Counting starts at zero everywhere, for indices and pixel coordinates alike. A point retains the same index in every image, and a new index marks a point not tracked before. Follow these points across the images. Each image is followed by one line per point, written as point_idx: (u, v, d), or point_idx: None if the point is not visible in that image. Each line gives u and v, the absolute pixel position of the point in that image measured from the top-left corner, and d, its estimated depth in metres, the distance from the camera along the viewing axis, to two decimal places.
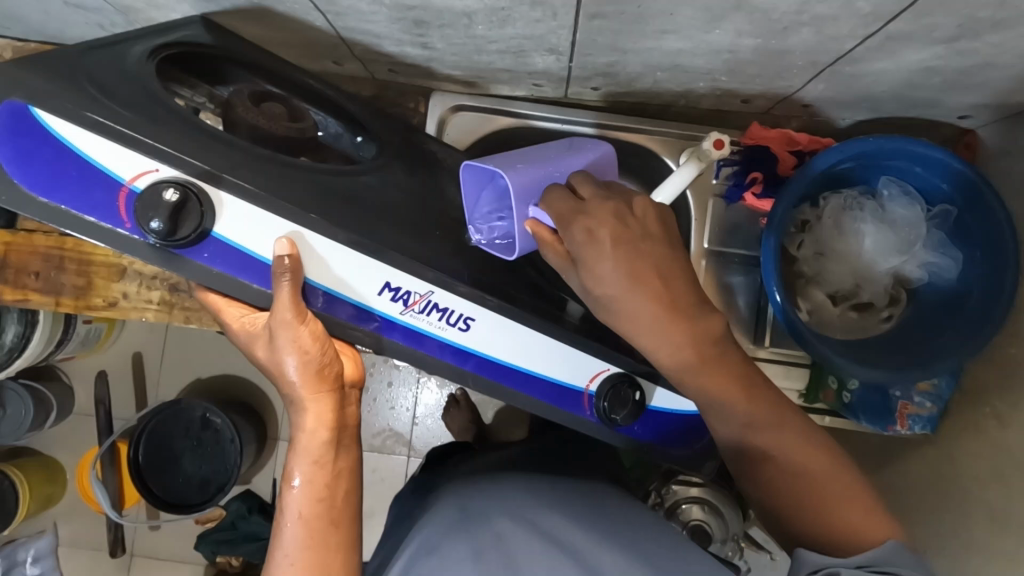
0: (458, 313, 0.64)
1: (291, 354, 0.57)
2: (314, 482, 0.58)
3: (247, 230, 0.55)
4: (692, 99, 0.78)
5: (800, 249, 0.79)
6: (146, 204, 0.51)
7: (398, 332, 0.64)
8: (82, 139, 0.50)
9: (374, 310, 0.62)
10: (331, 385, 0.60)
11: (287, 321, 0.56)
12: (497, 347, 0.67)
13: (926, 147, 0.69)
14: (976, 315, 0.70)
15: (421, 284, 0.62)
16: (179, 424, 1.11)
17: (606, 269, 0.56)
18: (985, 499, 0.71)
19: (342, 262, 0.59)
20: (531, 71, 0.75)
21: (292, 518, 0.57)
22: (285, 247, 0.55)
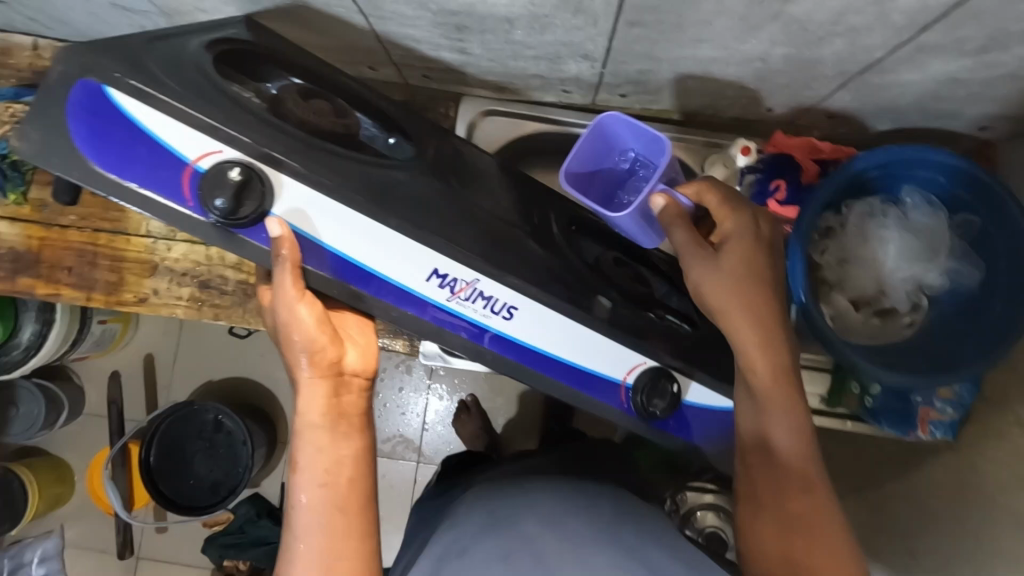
0: (502, 301, 0.61)
1: (295, 329, 0.55)
2: (318, 469, 0.53)
3: (308, 214, 0.54)
4: (718, 108, 0.76)
5: (823, 255, 0.76)
6: (212, 181, 0.50)
7: (444, 320, 0.60)
8: (153, 117, 0.49)
9: (418, 296, 0.59)
10: (333, 365, 0.56)
11: (289, 298, 0.54)
12: (539, 333, 0.63)
13: (947, 156, 0.67)
14: (999, 325, 0.67)
15: (467, 271, 0.59)
16: (194, 424, 1.38)
17: (737, 252, 0.59)
18: (1011, 507, 0.66)
19: (388, 247, 0.56)
20: (563, 77, 0.72)
21: (299, 505, 0.52)
22: (278, 228, 0.52)
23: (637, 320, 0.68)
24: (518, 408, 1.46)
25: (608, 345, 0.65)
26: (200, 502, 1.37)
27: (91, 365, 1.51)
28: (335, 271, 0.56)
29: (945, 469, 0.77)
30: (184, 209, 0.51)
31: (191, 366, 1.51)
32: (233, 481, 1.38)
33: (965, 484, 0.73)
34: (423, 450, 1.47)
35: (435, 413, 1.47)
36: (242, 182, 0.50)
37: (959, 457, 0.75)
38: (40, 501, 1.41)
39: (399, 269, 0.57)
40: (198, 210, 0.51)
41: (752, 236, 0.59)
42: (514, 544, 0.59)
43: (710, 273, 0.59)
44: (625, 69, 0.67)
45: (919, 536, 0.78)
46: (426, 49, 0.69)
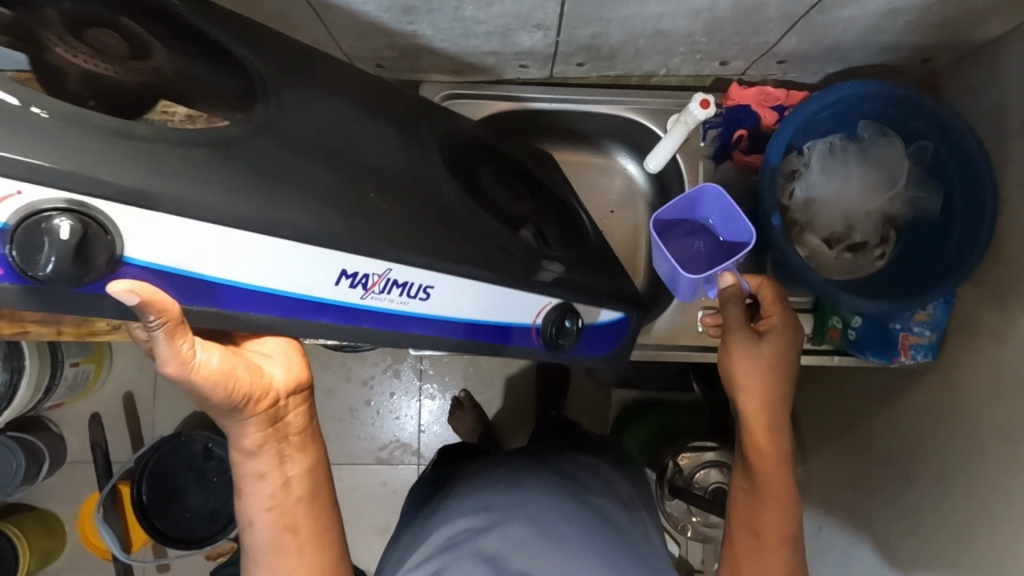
0: (418, 284, 0.54)
1: (207, 390, 0.44)
2: (262, 495, 0.52)
3: (176, 246, 0.40)
4: (672, 67, 0.77)
5: (792, 198, 0.77)
6: (23, 244, 0.34)
7: (362, 318, 0.53)
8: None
9: (324, 303, 0.50)
10: (263, 411, 0.49)
11: (182, 359, 0.42)
12: (467, 303, 0.60)
13: (897, 89, 0.70)
14: (961, 243, 0.69)
15: (379, 263, 0.50)
16: (182, 455, 1.35)
17: (781, 343, 0.66)
18: (993, 413, 0.68)
19: (268, 263, 0.45)
20: (517, 51, 0.72)
21: (250, 523, 0.53)
22: (133, 297, 0.37)
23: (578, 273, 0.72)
24: (511, 397, 1.46)
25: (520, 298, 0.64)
26: (199, 533, 1.34)
27: (67, 411, 1.46)
28: (218, 304, 0.44)
29: (929, 389, 0.79)
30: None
31: (173, 398, 1.47)
32: (231, 508, 1.35)
33: (949, 402, 0.76)
34: (421, 452, 1.45)
35: (428, 413, 1.46)
36: (73, 237, 0.34)
37: (940, 378, 0.77)
38: (31, 557, 1.36)
39: (304, 278, 0.47)
40: (15, 277, 0.36)
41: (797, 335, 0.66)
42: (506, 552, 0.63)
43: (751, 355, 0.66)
44: (577, 35, 0.68)
45: (911, 459, 0.80)
46: (377, 37, 0.68)
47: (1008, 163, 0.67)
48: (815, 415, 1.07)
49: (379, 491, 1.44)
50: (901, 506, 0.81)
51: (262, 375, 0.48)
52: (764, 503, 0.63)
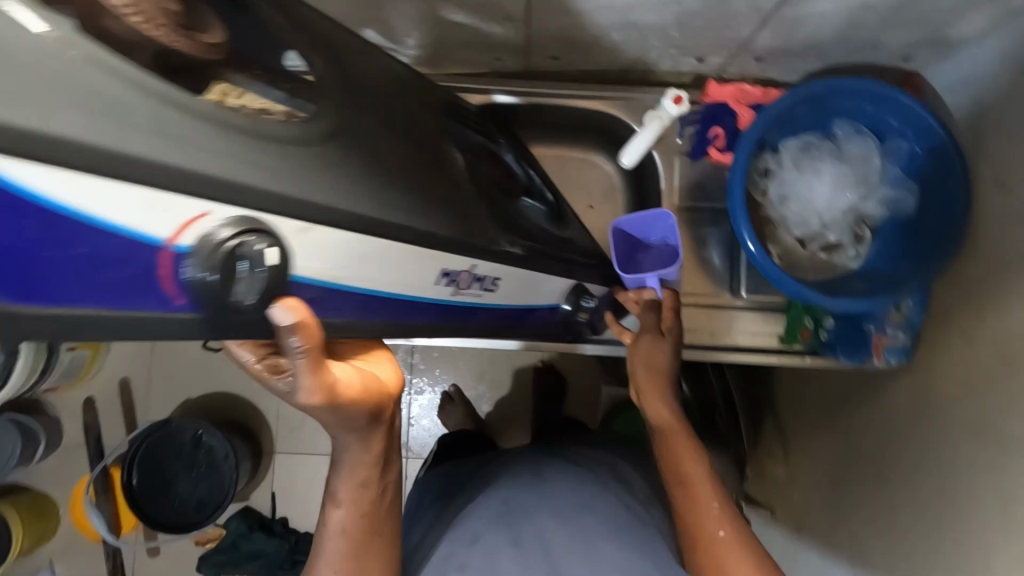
0: (492, 277, 0.57)
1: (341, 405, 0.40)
2: (355, 504, 0.50)
3: (327, 256, 0.37)
4: (648, 63, 0.78)
5: (766, 196, 0.80)
6: (223, 271, 0.29)
7: (440, 311, 0.55)
8: (52, 183, 0.23)
9: (425, 301, 0.51)
10: (388, 423, 0.47)
11: (327, 376, 0.37)
12: (518, 291, 0.65)
13: (874, 86, 0.70)
14: (933, 241, 0.71)
15: (469, 260, 0.52)
16: (174, 443, 1.36)
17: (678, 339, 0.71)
18: (962, 416, 0.67)
19: (402, 265, 0.44)
20: (492, 42, 0.73)
21: (333, 533, 0.50)
22: (297, 317, 0.33)
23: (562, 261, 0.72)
24: (503, 393, 1.44)
25: (546, 281, 0.69)
26: (189, 518, 1.35)
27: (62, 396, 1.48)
28: (358, 308, 0.43)
29: (902, 389, 0.78)
30: (171, 310, 0.30)
31: (167, 384, 1.50)
32: (218, 496, 1.35)
33: (918, 404, 0.74)
34: (410, 444, 1.44)
35: (419, 407, 1.44)
36: (277, 260, 0.32)
37: (911, 380, 0.77)
38: (24, 538, 1.38)
39: (413, 280, 0.47)
40: (195, 306, 0.31)
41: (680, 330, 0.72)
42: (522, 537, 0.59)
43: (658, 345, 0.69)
44: (551, 26, 0.68)
45: (885, 459, 0.79)
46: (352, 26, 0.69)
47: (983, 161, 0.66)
48: (796, 416, 1.06)
49: None
50: (881, 507, 0.78)
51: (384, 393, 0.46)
52: (696, 467, 0.60)
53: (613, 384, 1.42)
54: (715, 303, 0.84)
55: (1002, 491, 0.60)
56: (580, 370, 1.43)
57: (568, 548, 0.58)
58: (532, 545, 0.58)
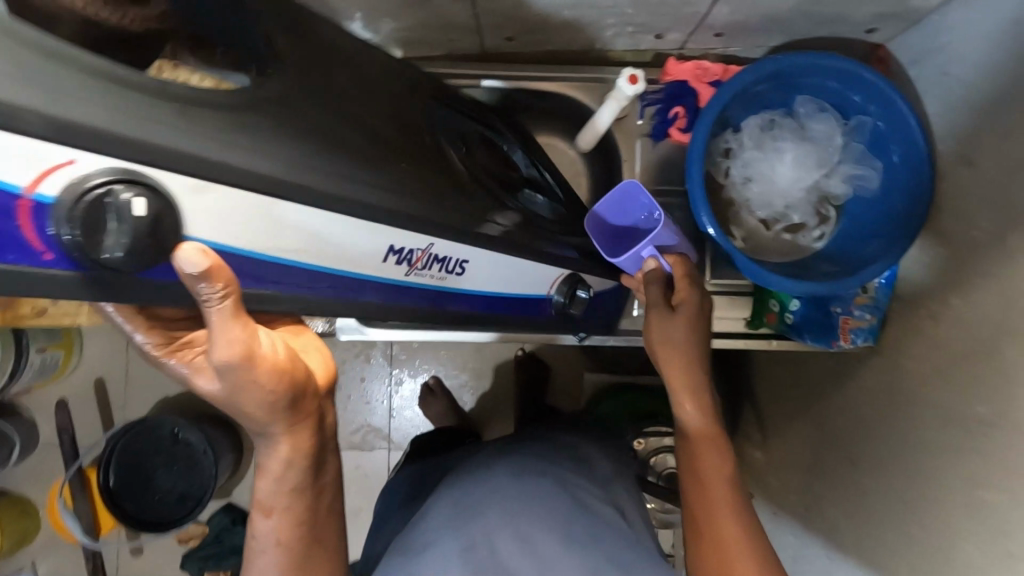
0: (455, 258, 0.55)
1: (264, 374, 0.38)
2: (290, 512, 0.46)
3: (240, 223, 0.37)
4: (608, 41, 0.75)
5: (728, 177, 0.78)
6: (88, 224, 0.30)
7: (400, 296, 0.52)
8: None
9: (375, 281, 0.49)
10: (313, 410, 0.43)
11: (246, 337, 0.36)
12: (496, 274, 0.62)
13: (834, 60, 0.67)
14: (900, 222, 0.68)
15: (423, 237, 0.50)
16: (153, 439, 1.31)
17: (694, 312, 0.66)
18: (928, 398, 0.65)
19: (334, 237, 0.43)
20: (441, 22, 0.70)
21: (268, 546, 0.47)
22: (204, 261, 0.32)
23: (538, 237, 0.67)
24: (488, 381, 1.38)
25: (533, 273, 0.66)
26: (168, 516, 1.31)
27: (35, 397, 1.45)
28: (297, 287, 0.42)
29: (871, 371, 0.76)
30: (40, 265, 0.30)
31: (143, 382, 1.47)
32: (199, 491, 1.30)
33: (886, 387, 0.73)
34: (393, 437, 1.38)
35: (402, 397, 1.38)
36: (148, 211, 0.31)
37: (880, 362, 0.75)
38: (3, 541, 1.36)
39: (355, 258, 0.45)
40: (75, 264, 0.31)
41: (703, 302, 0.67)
42: (468, 537, 0.57)
43: (673, 323, 0.66)
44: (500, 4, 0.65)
45: (855, 444, 0.78)
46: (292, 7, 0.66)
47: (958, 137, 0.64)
48: (774, 398, 1.05)
49: (350, 475, 1.37)
50: (849, 493, 0.78)
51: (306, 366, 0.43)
52: (715, 475, 0.58)
53: (596, 370, 1.35)
54: None
55: (965, 476, 0.59)
56: (565, 356, 1.37)
57: (513, 552, 0.56)
58: (481, 548, 0.56)
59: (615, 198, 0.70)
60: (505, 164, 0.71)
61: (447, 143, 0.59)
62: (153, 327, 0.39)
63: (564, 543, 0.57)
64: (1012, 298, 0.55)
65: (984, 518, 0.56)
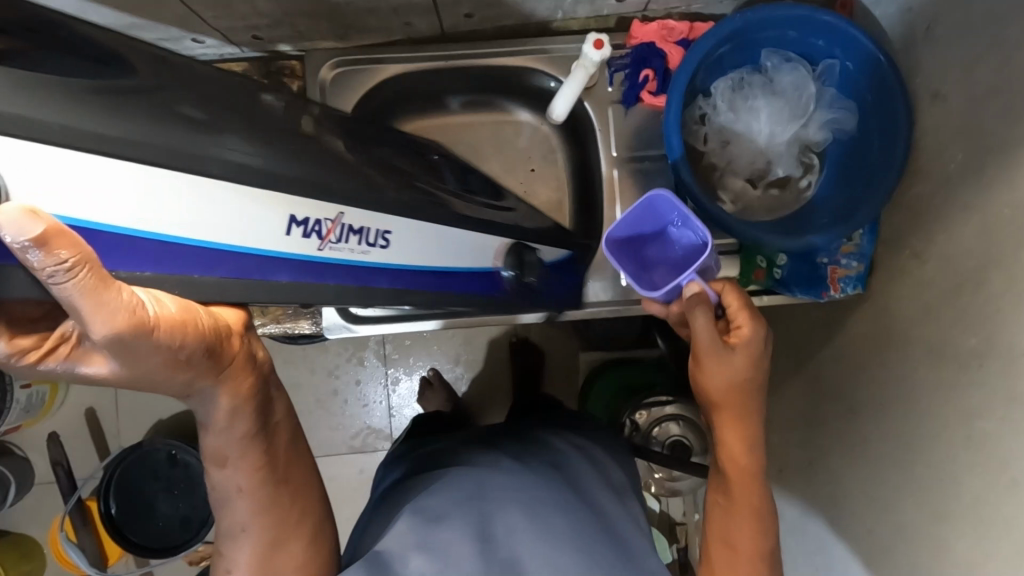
0: (376, 228, 0.50)
1: (164, 335, 0.37)
2: (247, 459, 0.48)
3: (93, 199, 0.32)
4: (568, 10, 0.74)
5: (707, 143, 0.77)
6: None
7: (319, 276, 0.48)
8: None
9: (274, 257, 0.44)
10: (239, 353, 0.45)
11: (122, 302, 0.34)
12: (424, 248, 0.57)
13: (791, 8, 0.67)
14: (880, 160, 0.68)
15: (330, 206, 0.46)
16: (147, 464, 1.28)
17: (753, 357, 0.58)
18: (918, 337, 0.66)
19: (216, 207, 0.39)
20: (395, 5, 0.69)
21: (234, 493, 0.48)
22: (36, 226, 0.29)
23: (490, 205, 0.69)
24: (484, 370, 1.37)
25: (475, 243, 0.63)
26: (171, 539, 1.28)
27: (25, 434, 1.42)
28: (191, 267, 0.39)
29: (863, 318, 0.77)
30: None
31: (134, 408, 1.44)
32: (203, 513, 1.28)
33: (878, 332, 0.73)
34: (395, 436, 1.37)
35: (400, 396, 1.37)
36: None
37: (870, 308, 0.75)
38: None
39: (248, 229, 0.41)
40: None
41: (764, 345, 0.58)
42: (494, 539, 0.56)
43: (730, 370, 0.57)
44: None
45: (851, 392, 0.78)
46: None
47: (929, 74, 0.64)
48: (769, 357, 1.05)
49: (356, 479, 1.36)
50: (850, 440, 0.78)
51: (207, 311, 0.42)
52: (738, 528, 0.58)
53: (590, 349, 1.35)
54: None
55: (963, 408, 0.59)
56: (559, 339, 1.36)
57: (532, 549, 0.55)
58: (502, 544, 0.55)
59: (660, 211, 0.64)
60: (434, 159, 0.73)
61: (345, 140, 0.58)
62: (15, 334, 0.35)
63: (563, 540, 0.56)
64: (995, 224, 0.55)
65: (984, 447, 0.56)
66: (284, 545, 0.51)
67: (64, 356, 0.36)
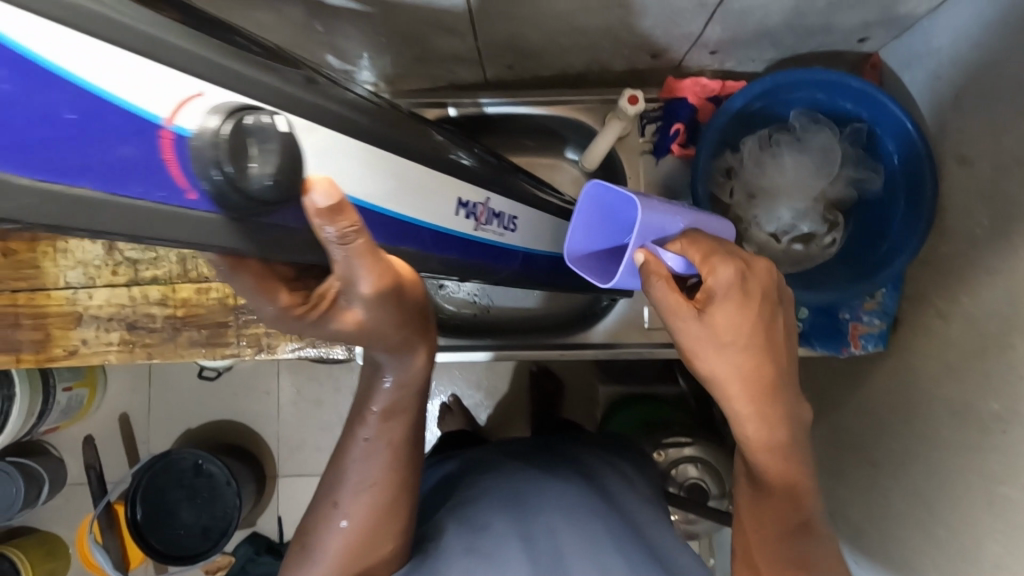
0: (507, 212, 0.62)
1: (402, 297, 0.43)
2: (404, 410, 0.53)
3: (349, 169, 0.40)
4: (604, 64, 0.78)
5: (732, 196, 0.79)
6: (235, 153, 0.30)
7: (470, 249, 0.58)
8: (36, 35, 0.23)
9: (448, 232, 0.53)
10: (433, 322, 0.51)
11: (381, 263, 0.39)
12: (534, 232, 0.69)
13: (821, 72, 0.70)
14: (906, 218, 0.70)
15: (480, 191, 0.56)
16: (174, 473, 1.31)
17: (733, 318, 0.46)
18: (942, 395, 0.66)
19: (409, 187, 0.46)
20: (442, 55, 0.73)
21: (378, 442, 0.52)
22: (331, 194, 0.34)
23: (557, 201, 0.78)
24: (505, 399, 1.39)
25: (559, 228, 0.75)
26: (194, 548, 1.32)
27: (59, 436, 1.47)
28: (377, 231, 0.45)
29: (885, 374, 0.77)
30: (183, 204, 0.31)
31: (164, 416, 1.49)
32: (222, 523, 1.31)
33: (901, 387, 0.73)
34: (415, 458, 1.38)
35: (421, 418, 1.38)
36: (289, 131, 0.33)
37: (893, 365, 0.75)
38: None
39: (427, 205, 0.49)
40: (211, 202, 0.32)
41: (749, 295, 0.46)
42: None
43: (705, 340, 0.47)
44: (497, 33, 0.68)
45: (872, 444, 0.78)
46: (300, 52, 0.69)
47: (960, 138, 0.65)
48: None
49: None
50: (871, 494, 0.77)
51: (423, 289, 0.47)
52: (765, 550, 0.50)
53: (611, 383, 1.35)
54: None
55: (984, 471, 0.59)
56: (579, 371, 1.37)
57: (577, 550, 0.56)
58: (543, 544, 0.57)
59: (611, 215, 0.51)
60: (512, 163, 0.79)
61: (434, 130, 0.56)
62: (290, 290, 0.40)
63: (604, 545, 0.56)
64: (1019, 291, 0.56)
65: (1007, 513, 0.56)
66: (389, 516, 0.53)
67: (326, 306, 0.40)
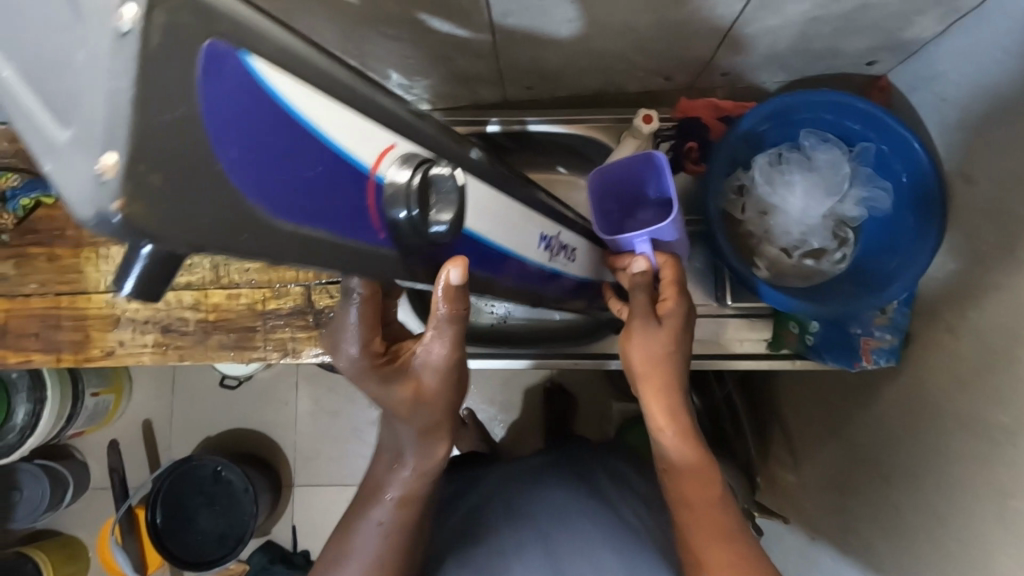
0: (570, 244, 0.65)
1: (457, 379, 0.48)
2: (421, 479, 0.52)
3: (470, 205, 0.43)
4: (619, 85, 0.81)
5: (744, 213, 0.82)
6: (422, 197, 0.34)
7: (541, 280, 0.61)
8: (299, 96, 0.28)
9: (529, 262, 0.56)
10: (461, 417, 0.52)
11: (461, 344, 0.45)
12: (588, 265, 0.72)
13: (828, 94, 0.73)
14: (913, 234, 0.73)
15: (554, 225, 0.60)
16: (192, 480, 1.34)
17: (675, 319, 0.58)
18: (953, 409, 0.66)
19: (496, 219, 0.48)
20: (466, 76, 0.78)
21: (391, 504, 0.52)
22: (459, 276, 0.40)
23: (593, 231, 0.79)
24: (518, 413, 1.40)
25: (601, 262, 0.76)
26: (210, 555, 1.33)
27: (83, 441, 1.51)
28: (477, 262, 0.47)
29: (896, 389, 0.77)
30: (377, 243, 0.35)
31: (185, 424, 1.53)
32: (239, 530, 1.33)
33: (912, 402, 0.74)
34: None
35: None
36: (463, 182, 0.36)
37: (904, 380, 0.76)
38: None
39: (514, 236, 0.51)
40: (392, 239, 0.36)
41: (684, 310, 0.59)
42: (563, 555, 0.61)
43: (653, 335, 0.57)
44: (517, 55, 0.72)
45: (884, 459, 0.78)
46: None
47: (966, 156, 0.67)
48: (801, 420, 1.05)
49: None
50: (883, 510, 0.77)
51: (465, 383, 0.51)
52: (698, 529, 0.54)
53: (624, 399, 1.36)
54: (703, 312, 0.86)
55: (996, 483, 0.59)
56: (592, 387, 1.38)
57: None
58: None
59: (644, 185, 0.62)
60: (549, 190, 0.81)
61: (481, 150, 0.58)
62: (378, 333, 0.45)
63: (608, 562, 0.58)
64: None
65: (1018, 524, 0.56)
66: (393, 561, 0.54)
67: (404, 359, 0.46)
